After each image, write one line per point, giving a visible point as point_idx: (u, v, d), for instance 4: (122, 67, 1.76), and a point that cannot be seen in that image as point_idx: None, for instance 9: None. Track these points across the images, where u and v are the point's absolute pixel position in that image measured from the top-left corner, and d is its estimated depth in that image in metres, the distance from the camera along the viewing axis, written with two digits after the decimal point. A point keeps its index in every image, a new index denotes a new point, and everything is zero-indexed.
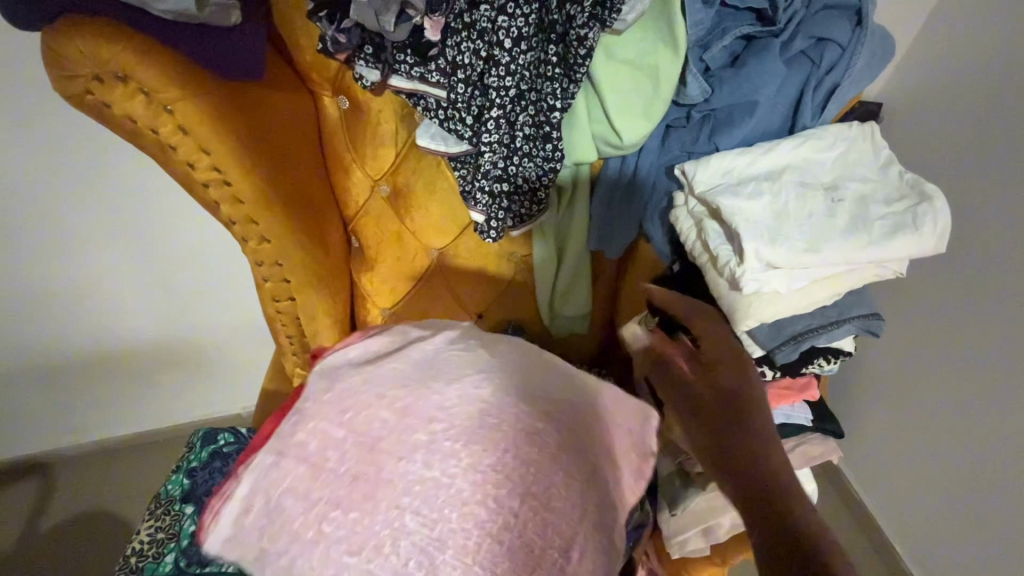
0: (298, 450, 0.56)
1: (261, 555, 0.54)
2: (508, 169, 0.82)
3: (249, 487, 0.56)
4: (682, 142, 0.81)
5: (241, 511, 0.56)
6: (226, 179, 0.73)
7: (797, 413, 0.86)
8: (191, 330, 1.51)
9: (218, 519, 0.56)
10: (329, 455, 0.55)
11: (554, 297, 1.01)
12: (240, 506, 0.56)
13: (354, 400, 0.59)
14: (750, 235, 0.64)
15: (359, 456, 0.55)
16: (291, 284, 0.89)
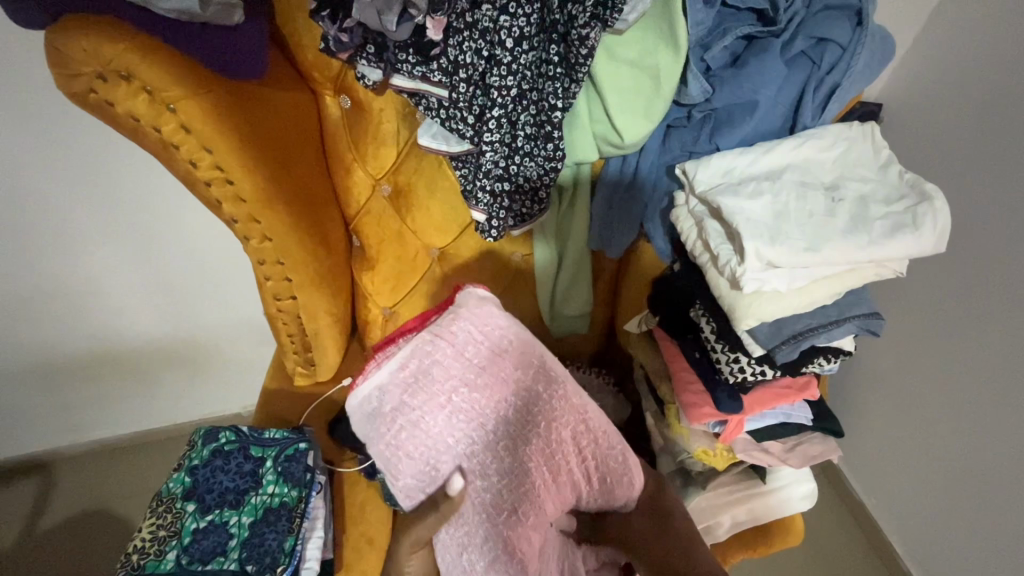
0: (450, 336, 0.77)
1: (378, 411, 0.76)
2: (509, 169, 0.83)
3: (406, 350, 0.77)
4: (683, 142, 0.81)
5: (397, 367, 0.76)
6: (228, 177, 0.73)
7: (796, 413, 0.85)
8: (191, 329, 1.51)
9: (377, 373, 0.77)
10: (423, 367, 0.76)
11: (555, 299, 1.08)
12: (396, 364, 0.77)
13: (431, 362, 0.76)
14: (750, 235, 0.64)
15: (405, 413, 0.75)
16: (292, 284, 0.89)
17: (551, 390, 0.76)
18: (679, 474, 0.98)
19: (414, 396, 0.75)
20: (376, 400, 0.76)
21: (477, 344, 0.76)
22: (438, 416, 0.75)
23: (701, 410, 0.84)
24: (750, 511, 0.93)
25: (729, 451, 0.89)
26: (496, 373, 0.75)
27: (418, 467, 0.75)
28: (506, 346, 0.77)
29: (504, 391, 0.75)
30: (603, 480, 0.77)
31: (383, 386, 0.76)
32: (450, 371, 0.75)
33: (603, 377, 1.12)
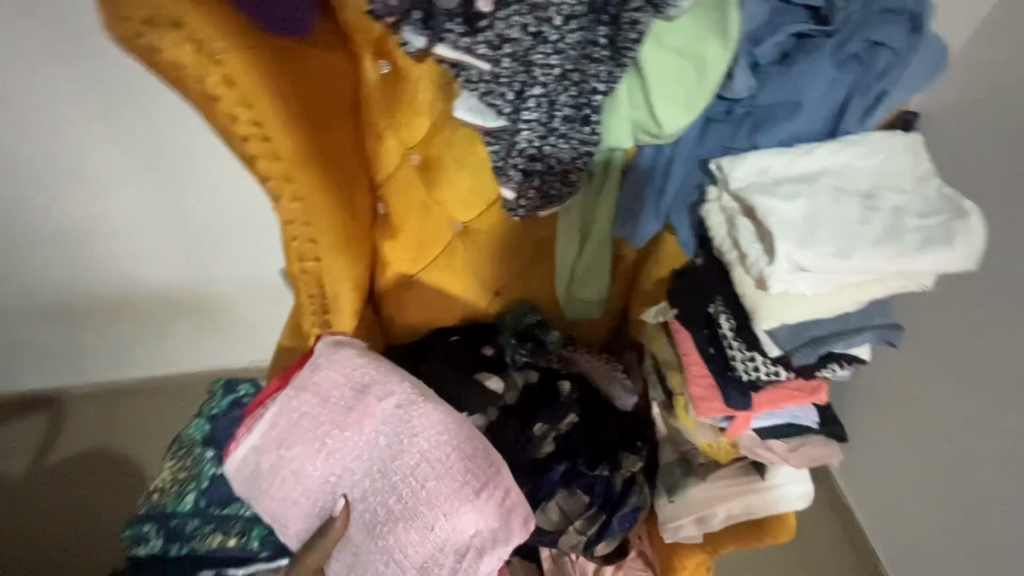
0: (314, 386, 0.87)
1: (254, 471, 0.85)
2: (543, 149, 0.83)
3: (274, 412, 0.86)
4: (720, 137, 0.79)
5: (268, 427, 0.85)
6: (266, 135, 0.73)
7: (802, 415, 0.87)
8: (206, 283, 1.52)
9: (247, 436, 0.86)
10: (286, 416, 0.86)
11: (570, 283, 1.10)
12: (266, 425, 0.85)
13: (291, 415, 0.86)
14: (782, 236, 0.64)
15: (272, 470, 0.84)
16: (318, 246, 0.89)
17: (412, 411, 0.86)
18: (680, 464, 0.98)
19: (288, 448, 0.84)
20: (252, 460, 0.85)
21: (336, 391, 0.87)
22: (310, 465, 0.84)
23: (708, 403, 0.85)
24: (746, 507, 0.95)
25: (733, 446, 0.89)
26: (363, 410, 0.85)
27: (312, 504, 0.84)
28: (363, 389, 0.87)
29: (372, 424, 0.85)
30: (481, 488, 0.84)
31: (252, 448, 0.85)
32: (315, 419, 0.85)
33: (611, 365, 1.14)
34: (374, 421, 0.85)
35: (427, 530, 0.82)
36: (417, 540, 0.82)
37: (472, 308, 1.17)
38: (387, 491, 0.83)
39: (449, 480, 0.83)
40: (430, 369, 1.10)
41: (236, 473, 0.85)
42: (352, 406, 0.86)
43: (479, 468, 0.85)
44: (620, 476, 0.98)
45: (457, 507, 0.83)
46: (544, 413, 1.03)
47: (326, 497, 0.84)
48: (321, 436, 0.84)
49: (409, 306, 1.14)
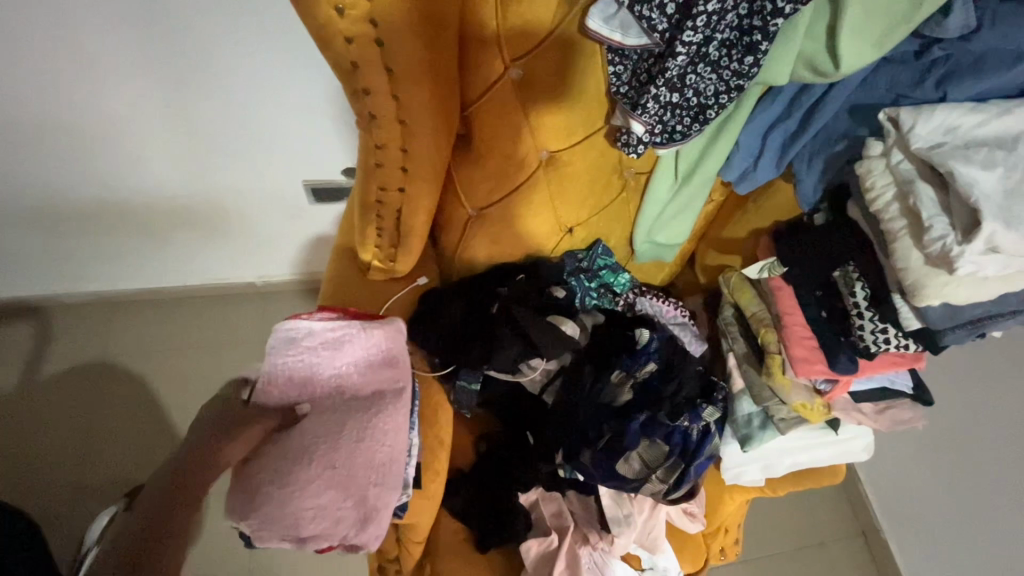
0: (374, 339, 0.78)
1: (285, 345, 0.75)
2: (685, 79, 0.70)
3: (340, 322, 0.77)
4: (893, 81, 0.71)
5: (325, 326, 0.77)
6: (378, 36, 0.58)
7: (899, 379, 0.87)
8: (215, 191, 1.34)
9: (308, 317, 0.77)
10: (337, 336, 0.77)
11: (653, 224, 1.03)
12: (326, 324, 0.77)
13: (343, 338, 0.77)
14: (989, 214, 0.58)
15: (292, 363, 0.75)
16: (406, 175, 0.76)
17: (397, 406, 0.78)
18: (759, 416, 0.98)
19: (325, 354, 0.76)
20: (296, 334, 0.76)
21: (377, 343, 0.78)
22: (321, 373, 0.76)
23: (812, 366, 0.84)
24: (812, 458, 1.00)
25: (827, 407, 0.90)
26: (379, 379, 0.79)
27: (280, 394, 0.75)
28: (394, 359, 0.79)
29: (379, 396, 0.78)
30: (381, 487, 0.76)
31: (305, 327, 0.76)
32: (354, 353, 0.77)
33: (677, 311, 1.11)
34: (384, 394, 0.78)
35: (333, 495, 0.73)
36: (316, 501, 0.72)
37: (538, 245, 1.06)
38: (332, 440, 0.74)
39: (366, 469, 0.75)
40: (504, 310, 0.99)
41: (282, 331, 0.76)
42: (383, 366, 0.79)
43: (394, 470, 0.77)
44: (697, 427, 0.98)
45: (354, 491, 0.74)
46: (622, 360, 1.01)
47: (303, 404, 0.75)
48: (349, 366, 0.77)
49: (474, 239, 1.03)
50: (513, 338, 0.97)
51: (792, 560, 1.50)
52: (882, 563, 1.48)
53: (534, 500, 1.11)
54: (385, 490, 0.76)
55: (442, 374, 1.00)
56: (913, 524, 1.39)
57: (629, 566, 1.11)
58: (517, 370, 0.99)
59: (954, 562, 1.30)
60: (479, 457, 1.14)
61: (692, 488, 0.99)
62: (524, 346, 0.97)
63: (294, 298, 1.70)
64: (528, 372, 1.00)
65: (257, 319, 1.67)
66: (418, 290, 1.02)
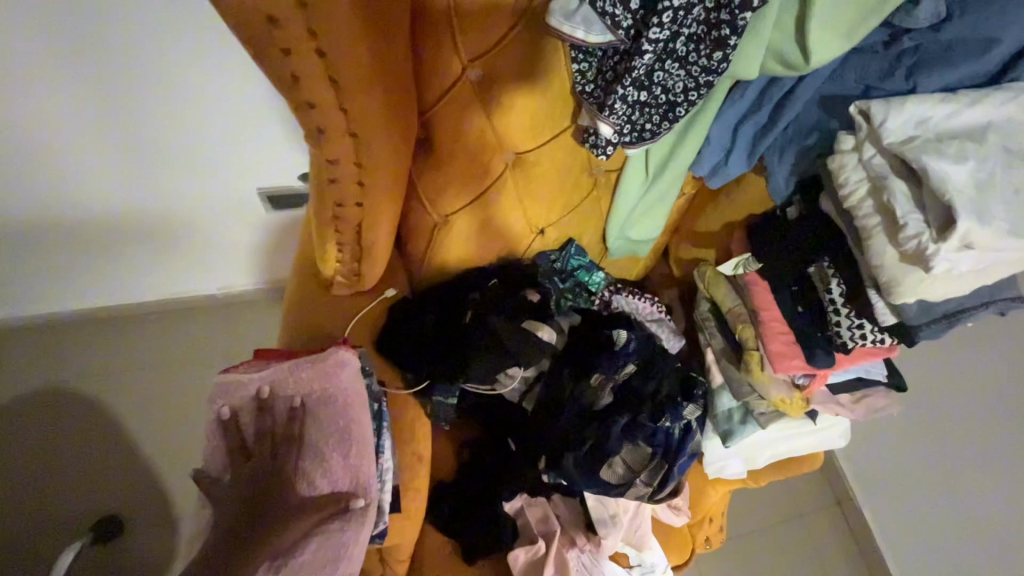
0: (308, 372, 0.80)
1: (226, 399, 0.79)
2: (653, 75, 0.67)
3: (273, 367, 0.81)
4: (864, 71, 0.68)
5: (260, 373, 0.81)
6: (319, 48, 0.52)
7: (874, 369, 0.87)
8: (163, 203, 1.25)
9: (244, 370, 0.82)
10: (273, 378, 0.80)
11: (625, 220, 1.01)
12: (261, 371, 0.81)
13: (278, 377, 0.80)
14: (964, 211, 0.57)
15: (237, 414, 0.79)
16: (364, 189, 0.71)
17: (348, 431, 0.80)
18: (739, 411, 0.98)
19: (265, 398, 0.80)
20: (235, 386, 0.80)
21: (310, 385, 0.80)
22: (264, 418, 0.79)
23: (790, 361, 0.84)
24: (792, 449, 1.01)
25: (804, 401, 0.91)
26: (323, 411, 0.80)
27: (229, 449, 0.78)
28: (332, 397, 0.80)
29: (326, 426, 0.79)
30: (349, 518, 0.77)
31: (241, 378, 0.80)
32: (290, 392, 0.80)
33: (653, 306, 1.10)
34: (331, 422, 0.80)
35: (314, 548, 0.73)
36: (297, 560, 0.72)
37: (509, 246, 1.03)
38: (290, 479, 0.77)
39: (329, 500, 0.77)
40: (477, 319, 0.96)
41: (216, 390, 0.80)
42: (322, 396, 0.80)
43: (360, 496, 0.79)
44: (678, 425, 0.97)
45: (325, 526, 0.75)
46: (600, 363, 0.98)
47: (254, 450, 0.79)
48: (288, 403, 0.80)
49: (441, 245, 0.98)
50: (489, 348, 0.94)
51: (773, 535, 1.53)
52: (858, 530, 1.51)
53: (519, 507, 1.09)
54: (351, 520, 0.77)
55: (416, 391, 0.95)
56: (886, 494, 1.44)
57: (617, 564, 1.11)
58: (492, 383, 0.97)
59: (926, 527, 1.35)
60: (460, 467, 1.11)
61: (676, 486, 0.98)
62: (500, 355, 0.94)
63: (259, 306, 1.63)
64: (505, 381, 0.98)
65: (220, 332, 1.59)
66: (387, 302, 0.98)
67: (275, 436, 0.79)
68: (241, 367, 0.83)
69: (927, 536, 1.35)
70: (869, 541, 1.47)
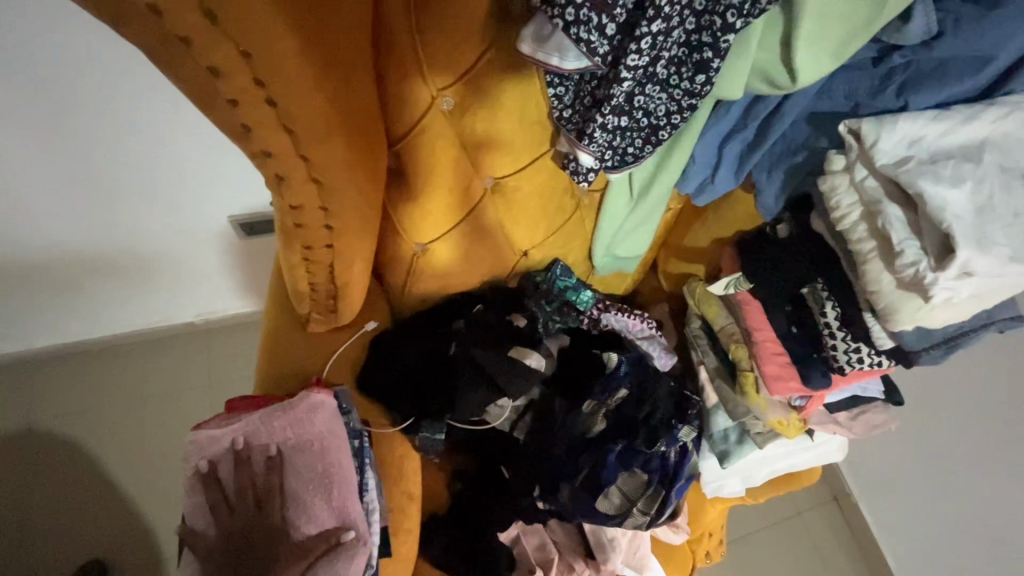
0: (282, 418, 0.75)
1: (198, 458, 0.73)
2: (633, 101, 0.63)
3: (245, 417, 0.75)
4: (853, 89, 0.65)
5: (232, 426, 0.75)
6: (269, 96, 0.48)
7: (871, 386, 0.84)
8: (130, 234, 1.20)
9: (214, 424, 0.75)
10: (245, 428, 0.74)
11: (611, 239, 0.98)
12: (232, 424, 0.75)
13: (251, 427, 0.74)
14: (962, 239, 0.54)
15: (212, 471, 0.73)
16: (332, 231, 0.67)
17: (330, 474, 0.74)
18: (735, 431, 0.96)
19: (239, 451, 0.74)
20: (206, 443, 0.73)
21: (284, 432, 0.75)
22: (240, 472, 0.74)
23: (785, 383, 0.82)
24: (791, 465, 0.99)
25: (803, 421, 0.89)
26: (301, 457, 0.74)
27: (207, 510, 0.71)
28: (309, 443, 0.75)
29: (306, 472, 0.74)
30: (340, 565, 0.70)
31: (212, 434, 0.74)
32: (265, 442, 0.74)
33: (643, 321, 1.05)
34: (311, 468, 0.74)
35: None
36: None
37: (493, 269, 1.00)
38: (276, 533, 0.72)
39: (318, 549, 0.71)
40: (463, 351, 0.92)
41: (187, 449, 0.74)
42: (299, 441, 0.74)
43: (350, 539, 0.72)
44: (675, 449, 0.94)
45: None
46: (593, 390, 0.95)
47: (235, 508, 0.73)
48: (264, 453, 0.74)
49: (422, 274, 0.94)
50: (476, 382, 0.90)
51: (774, 538, 1.52)
52: (855, 527, 1.52)
53: (515, 536, 1.05)
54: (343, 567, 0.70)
55: (404, 428, 0.92)
56: (885, 495, 1.44)
57: None
58: (483, 416, 0.94)
59: (925, 525, 1.34)
60: (453, 497, 1.08)
61: (675, 509, 0.96)
62: (488, 389, 0.90)
63: (238, 331, 1.57)
64: (495, 413, 0.94)
65: (198, 360, 1.53)
66: (367, 336, 0.94)
67: (254, 490, 0.73)
68: (211, 421, 0.77)
69: (927, 534, 1.34)
70: (867, 537, 1.48)
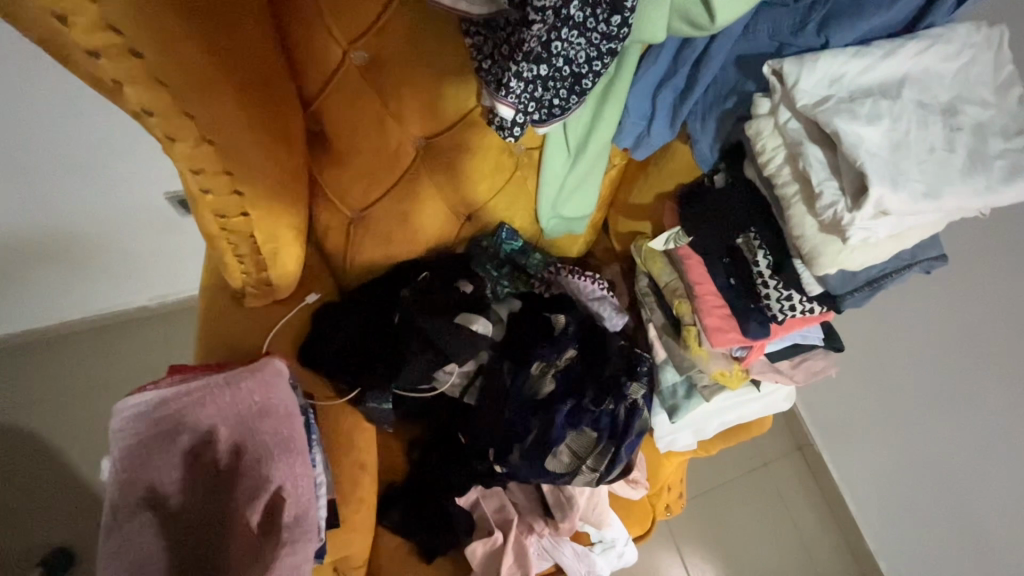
0: (244, 389, 0.64)
1: (138, 426, 0.61)
2: (550, 47, 0.59)
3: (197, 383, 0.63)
4: (775, 28, 0.64)
5: (179, 392, 0.62)
6: (131, 46, 0.45)
7: (810, 333, 0.85)
8: (61, 218, 1.14)
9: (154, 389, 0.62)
10: (198, 396, 0.63)
11: (555, 200, 0.95)
12: (179, 388, 0.63)
13: (205, 394, 0.63)
14: (875, 176, 0.53)
15: (156, 442, 0.62)
16: (244, 198, 0.65)
17: (292, 449, 0.66)
18: (682, 386, 0.97)
19: (191, 418, 0.63)
20: (147, 410, 0.61)
21: (248, 399, 0.65)
22: (190, 442, 0.63)
23: (726, 335, 0.81)
24: (740, 416, 1.01)
25: (745, 371, 0.90)
26: (263, 428, 0.65)
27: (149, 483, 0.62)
28: (274, 410, 0.66)
29: (269, 444, 0.65)
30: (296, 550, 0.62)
31: (154, 401, 0.62)
32: (221, 410, 0.64)
33: (595, 285, 1.01)
34: (274, 439, 0.65)
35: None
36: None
37: (437, 237, 0.97)
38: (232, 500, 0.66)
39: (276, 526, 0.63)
40: (405, 321, 0.91)
41: (123, 415, 0.61)
42: (263, 413, 0.65)
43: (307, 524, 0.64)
44: (624, 407, 0.94)
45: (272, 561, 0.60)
46: (540, 351, 0.94)
47: (182, 476, 0.65)
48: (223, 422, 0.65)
49: (361, 245, 0.91)
50: (420, 350, 0.90)
51: (740, 488, 1.57)
52: (818, 472, 1.57)
53: (474, 500, 1.06)
54: (300, 553, 0.62)
55: (349, 399, 0.90)
56: (842, 440, 1.48)
57: (577, 542, 1.12)
58: (431, 383, 0.93)
59: (880, 468, 1.38)
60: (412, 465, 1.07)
61: (626, 465, 0.97)
62: (431, 356, 0.89)
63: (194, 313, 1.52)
64: (443, 378, 0.94)
65: (155, 345, 1.49)
66: (308, 309, 0.91)
67: (210, 456, 0.66)
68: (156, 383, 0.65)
69: (882, 476, 1.39)
70: (828, 481, 1.54)
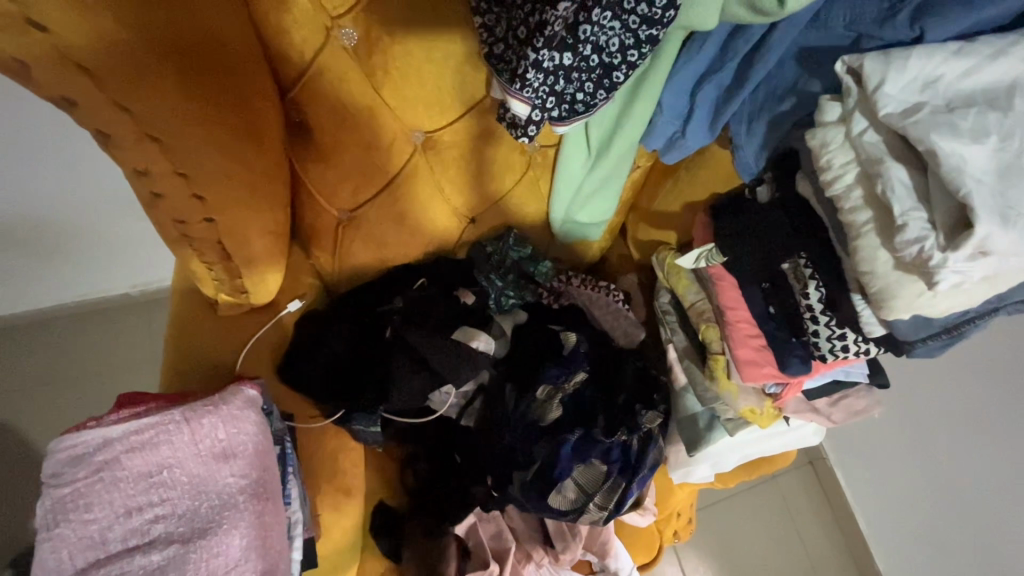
0: (204, 427, 0.57)
1: (78, 469, 0.53)
2: (577, 30, 0.48)
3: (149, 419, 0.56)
4: (856, 16, 0.53)
5: (129, 430, 0.55)
6: (30, 17, 0.40)
7: (854, 370, 0.74)
8: (28, 204, 1.02)
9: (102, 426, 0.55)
10: (148, 435, 0.55)
11: (571, 204, 0.84)
12: (130, 426, 0.55)
13: (157, 432, 0.55)
14: (984, 211, 0.43)
15: (93, 490, 0.53)
16: (205, 202, 0.57)
17: (257, 493, 0.58)
18: (705, 416, 0.87)
19: (137, 462, 0.54)
20: (90, 450, 0.54)
21: (208, 437, 0.57)
22: (134, 489, 0.54)
23: (758, 370, 0.72)
24: (764, 449, 0.92)
25: (777, 409, 0.81)
26: (223, 473, 0.57)
27: (80, 541, 0.51)
28: (239, 450, 0.58)
29: (227, 490, 0.56)
30: None
31: (98, 438, 0.54)
32: (174, 452, 0.55)
33: (611, 296, 0.92)
34: (236, 483, 0.57)
35: None
36: None
37: (435, 241, 0.85)
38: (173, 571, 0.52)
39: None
40: (398, 336, 0.81)
41: (63, 454, 0.53)
42: (226, 454, 0.57)
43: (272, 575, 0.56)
44: (638, 437, 0.85)
45: None
46: (547, 373, 0.84)
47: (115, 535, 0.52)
48: (175, 469, 0.55)
49: (351, 249, 0.81)
50: (414, 370, 0.80)
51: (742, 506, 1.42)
52: (829, 489, 1.42)
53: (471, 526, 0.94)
54: None
55: (335, 419, 0.81)
56: None
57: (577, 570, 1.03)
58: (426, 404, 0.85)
59: (899, 492, 1.24)
60: None
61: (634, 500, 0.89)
62: (426, 378, 0.80)
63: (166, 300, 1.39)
64: (439, 398, 0.86)
65: (128, 335, 1.37)
66: (288, 319, 0.81)
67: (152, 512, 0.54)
68: (104, 417, 0.57)
69: (899, 501, 1.24)
70: (840, 500, 1.39)
